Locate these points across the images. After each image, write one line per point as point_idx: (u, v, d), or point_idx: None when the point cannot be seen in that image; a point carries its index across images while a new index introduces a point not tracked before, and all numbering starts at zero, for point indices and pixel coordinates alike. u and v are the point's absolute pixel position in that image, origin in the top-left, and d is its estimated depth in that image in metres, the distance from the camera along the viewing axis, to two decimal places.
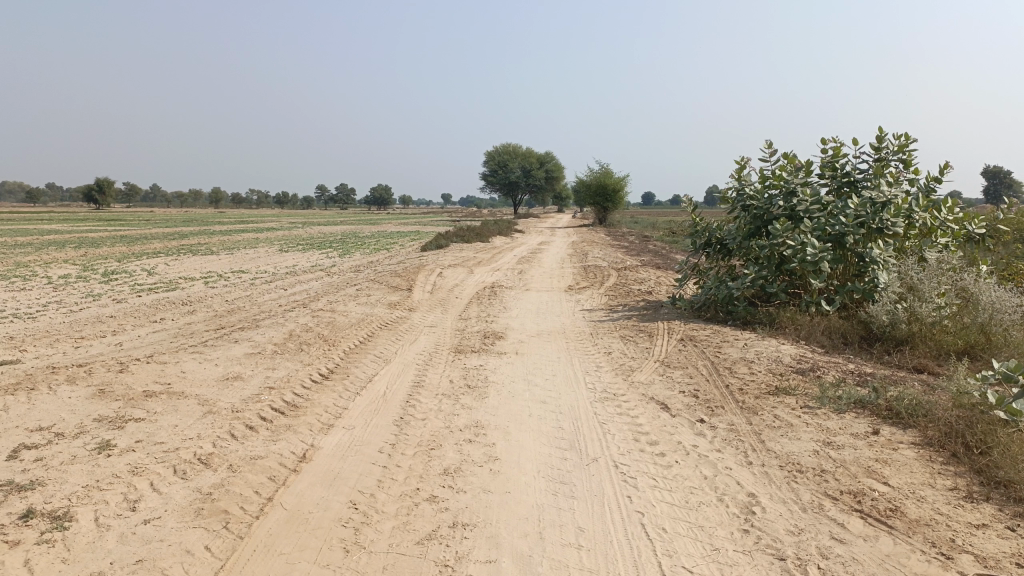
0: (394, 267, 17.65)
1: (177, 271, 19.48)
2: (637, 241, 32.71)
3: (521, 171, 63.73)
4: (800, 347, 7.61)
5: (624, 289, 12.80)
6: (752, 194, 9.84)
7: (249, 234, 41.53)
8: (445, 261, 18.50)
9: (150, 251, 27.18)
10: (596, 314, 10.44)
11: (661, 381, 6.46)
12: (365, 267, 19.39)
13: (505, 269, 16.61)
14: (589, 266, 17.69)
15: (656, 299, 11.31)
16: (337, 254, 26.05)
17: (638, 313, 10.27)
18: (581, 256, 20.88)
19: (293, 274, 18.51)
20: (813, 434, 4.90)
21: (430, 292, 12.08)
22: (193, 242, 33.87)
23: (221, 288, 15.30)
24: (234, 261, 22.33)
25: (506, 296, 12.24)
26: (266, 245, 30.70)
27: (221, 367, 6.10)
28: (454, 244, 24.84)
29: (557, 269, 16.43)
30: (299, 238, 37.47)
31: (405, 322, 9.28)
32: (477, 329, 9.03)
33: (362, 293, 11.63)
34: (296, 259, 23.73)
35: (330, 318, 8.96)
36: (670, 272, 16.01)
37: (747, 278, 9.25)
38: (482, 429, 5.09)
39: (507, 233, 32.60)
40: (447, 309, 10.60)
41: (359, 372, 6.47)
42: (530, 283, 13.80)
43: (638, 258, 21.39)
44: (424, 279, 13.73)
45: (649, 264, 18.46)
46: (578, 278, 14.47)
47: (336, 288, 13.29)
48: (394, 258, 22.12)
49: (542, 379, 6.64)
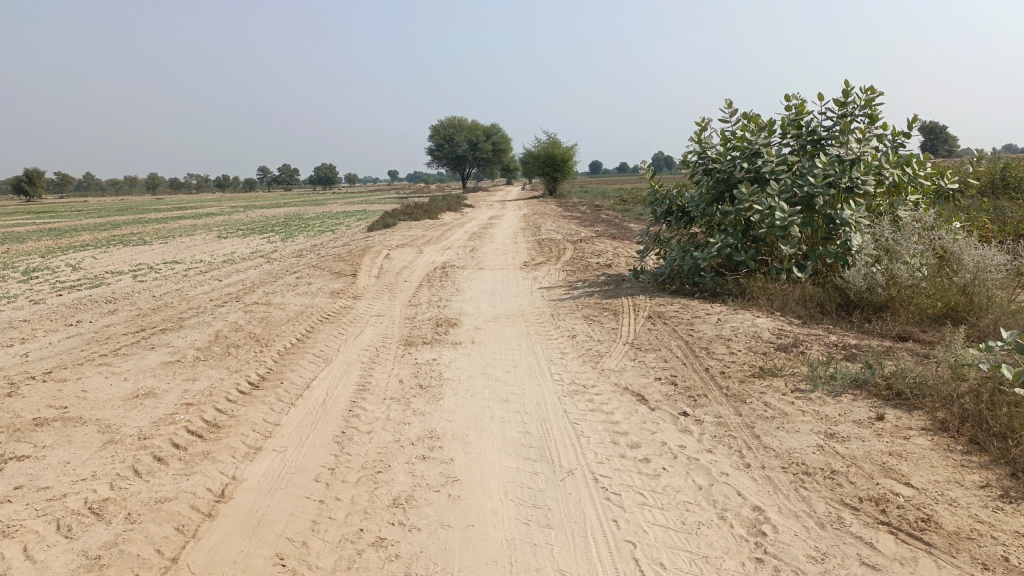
0: (339, 250, 16.70)
1: (105, 264, 18.19)
2: (589, 211, 32.15)
3: (467, 144, 62.58)
4: (777, 319, 7.08)
5: (582, 263, 12.17)
6: (713, 157, 9.26)
7: (187, 220, 39.78)
8: (392, 241, 17.63)
9: (77, 244, 25.58)
10: (555, 292, 9.79)
11: (634, 367, 5.85)
12: (309, 251, 18.39)
13: (455, 247, 15.85)
14: (543, 239, 17.02)
15: (617, 273, 10.71)
16: (280, 238, 24.89)
17: (599, 289, 9.65)
18: (534, 230, 20.17)
19: (231, 262, 17.42)
20: (811, 424, 4.34)
21: (377, 276, 11.27)
22: (125, 231, 32.19)
23: (151, 282, 14.22)
24: (168, 250, 21.05)
25: (459, 276, 11.50)
26: (204, 232, 29.25)
27: (131, 383, 5.28)
28: (402, 223, 23.91)
29: (509, 245, 15.72)
30: (240, 222, 35.95)
31: (349, 312, 8.49)
32: (428, 316, 8.30)
33: (302, 281, 10.77)
34: (235, 245, 22.54)
35: (265, 313, 8.13)
36: (627, 243, 15.45)
37: (713, 246, 8.69)
38: (437, 441, 4.39)
39: (457, 208, 31.70)
40: (395, 295, 9.82)
41: (294, 376, 5.70)
42: (483, 261, 13.07)
43: (592, 228, 20.78)
44: (370, 262, 12.89)
45: (604, 235, 17.88)
46: (533, 253, 13.79)
47: (275, 276, 12.36)
48: (339, 240, 21.11)
49: (502, 372, 5.96)
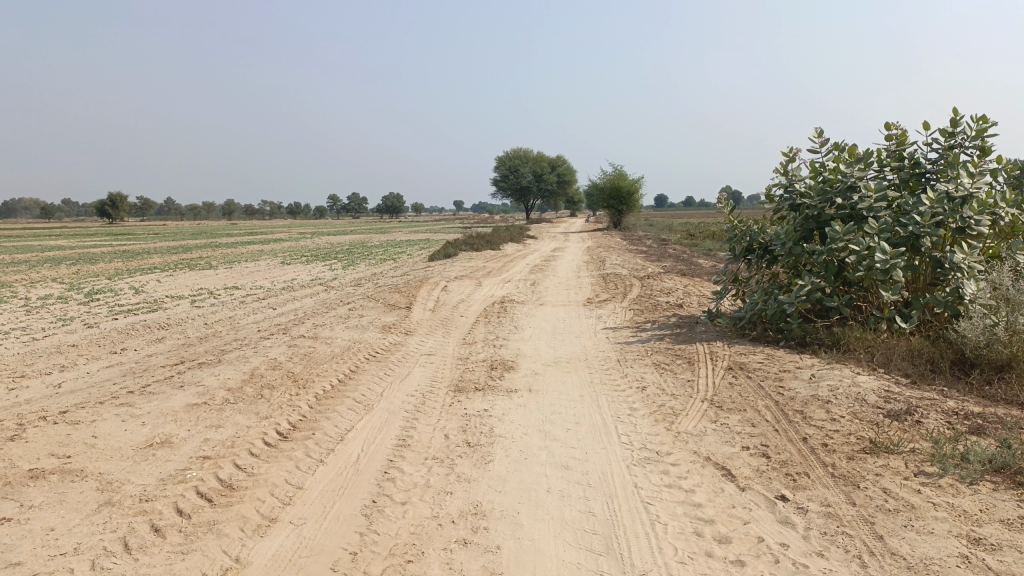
0: (397, 280, 16.27)
1: (167, 288, 18.21)
2: (655, 245, 31.18)
3: (532, 176, 62.40)
4: (880, 377, 6.15)
5: (651, 301, 11.34)
6: (802, 191, 8.41)
7: (255, 246, 40.42)
8: (452, 272, 17.13)
9: (145, 266, 26.00)
10: (621, 334, 9.02)
11: (715, 431, 5.04)
12: (367, 280, 18.05)
13: (516, 280, 15.21)
14: (608, 274, 16.24)
15: (690, 315, 9.87)
16: (342, 265, 24.77)
17: (671, 332, 8.83)
18: (598, 264, 19.39)
19: (289, 289, 17.18)
20: (948, 524, 3.48)
21: (432, 310, 10.69)
22: (194, 255, 32.76)
23: (206, 308, 14.01)
24: (230, 276, 21.07)
25: (518, 312, 10.83)
26: (268, 258, 29.44)
27: (148, 429, 4.77)
28: (463, 253, 23.45)
29: (573, 279, 14.99)
30: (305, 248, 36.25)
31: (399, 350, 7.89)
32: (482, 357, 7.63)
33: (354, 312, 10.27)
34: (296, 272, 22.45)
35: (309, 348, 7.60)
36: (698, 281, 14.55)
37: (801, 289, 7.80)
38: (482, 520, 3.68)
39: (520, 240, 31.19)
40: (450, 331, 9.21)
41: (329, 425, 5.09)
42: (544, 296, 12.37)
43: (659, 264, 19.89)
44: (426, 294, 12.35)
45: (673, 272, 16.99)
46: (598, 289, 13.03)
47: (329, 305, 11.94)
48: (399, 269, 20.76)
49: (562, 430, 5.22)
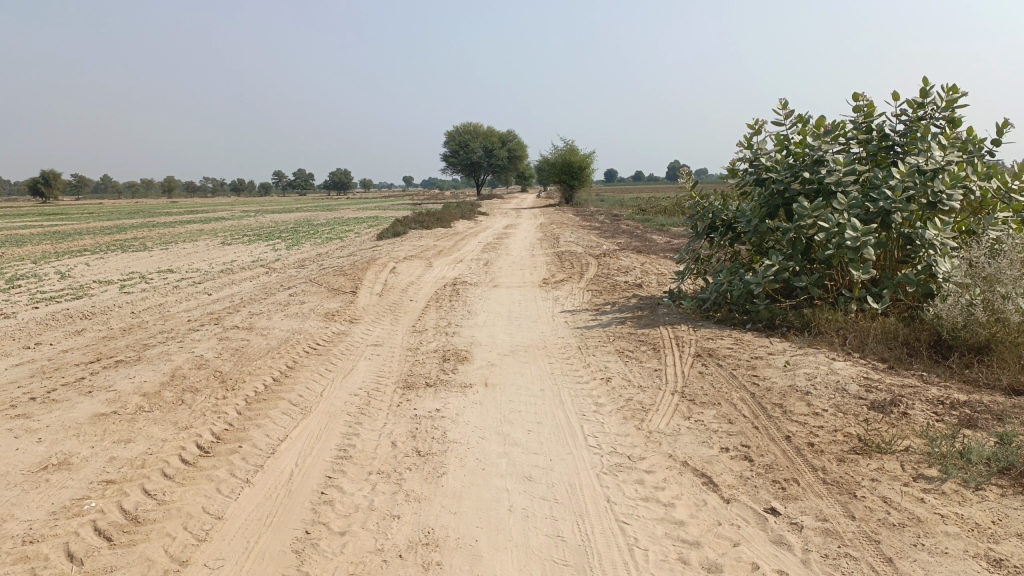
0: (343, 261, 15.52)
1: (96, 272, 17.11)
2: (608, 220, 30.86)
3: (482, 151, 61.50)
4: (857, 363, 5.79)
5: (609, 281, 10.90)
6: (767, 164, 8.03)
7: (196, 225, 38.91)
8: (401, 252, 16.44)
9: (75, 249, 24.61)
10: (580, 318, 8.54)
11: (690, 430, 4.59)
12: (312, 261, 17.24)
13: (468, 260, 14.61)
14: (563, 253, 15.76)
15: (650, 296, 9.46)
16: (285, 245, 23.81)
17: (632, 315, 8.39)
18: (552, 241, 18.90)
19: (228, 273, 16.28)
20: (962, 542, 3.08)
21: (379, 294, 10.05)
22: (129, 236, 31.27)
23: (136, 294, 13.09)
24: (165, 258, 19.99)
25: (471, 296, 10.27)
26: (208, 238, 28.20)
27: (44, 447, 4.10)
28: (413, 232, 22.71)
29: (527, 258, 14.47)
30: (248, 228, 34.95)
31: (342, 341, 7.26)
32: (433, 347, 7.06)
33: (295, 298, 9.58)
34: (237, 253, 21.46)
35: (242, 341, 6.92)
36: (655, 259, 14.18)
37: (769, 268, 7.42)
38: (434, 553, 3.15)
39: (470, 216, 30.52)
40: (398, 318, 8.61)
41: (259, 434, 4.49)
42: (498, 277, 11.82)
43: (614, 240, 19.50)
44: (374, 276, 11.68)
45: (629, 249, 16.60)
46: (554, 269, 12.54)
47: (269, 290, 11.20)
48: (346, 249, 19.95)
49: (523, 432, 4.72)
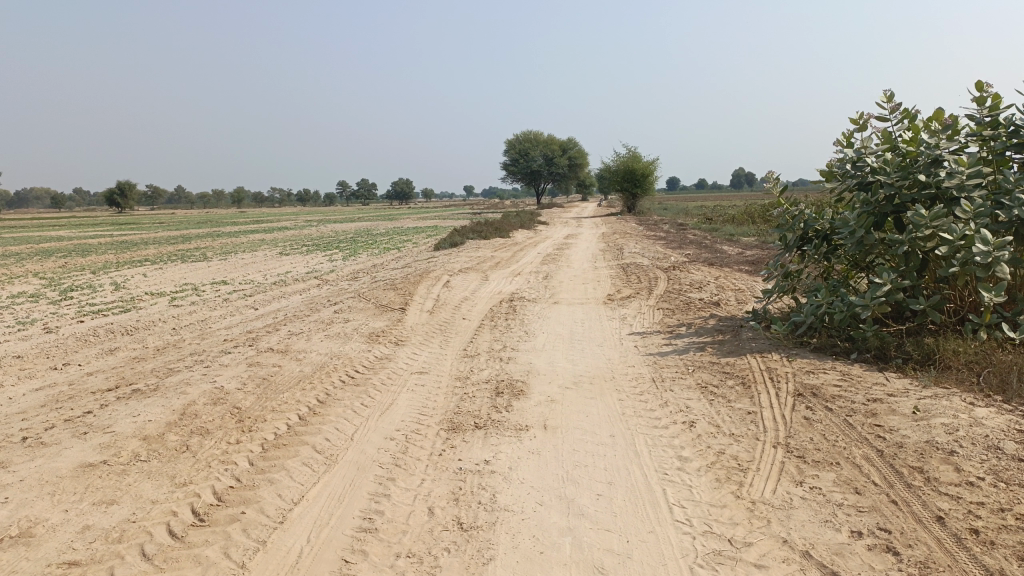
0: (397, 274, 14.84)
1: (150, 284, 16.87)
2: (672, 230, 29.60)
3: (542, 159, 60.71)
4: (1003, 409, 4.70)
5: (682, 298, 9.87)
6: (872, 166, 6.92)
7: (259, 235, 39.14)
8: (457, 263, 15.69)
9: (135, 259, 24.70)
10: (652, 342, 7.57)
11: (805, 504, 3.60)
12: (366, 273, 16.62)
13: (527, 273, 13.76)
14: (628, 265, 14.77)
15: (730, 316, 8.42)
16: (342, 256, 23.36)
17: (711, 340, 7.37)
18: (616, 252, 17.86)
19: (280, 285, 15.80)
20: None
21: (430, 312, 9.25)
22: (190, 246, 31.47)
23: (183, 307, 12.63)
24: (220, 269, 19.73)
25: (530, 314, 9.37)
26: (267, 248, 28.06)
27: (10, 512, 3.41)
28: (470, 242, 21.99)
29: (589, 272, 13.52)
30: (307, 238, 34.85)
31: (384, 368, 6.46)
32: (485, 377, 6.21)
33: (339, 315, 8.87)
34: (292, 264, 21.05)
35: (273, 367, 6.19)
36: (730, 273, 13.06)
37: (877, 287, 6.32)
38: None
39: (530, 226, 29.67)
40: (449, 340, 7.78)
41: (270, 494, 3.71)
42: (559, 293, 10.90)
43: (682, 251, 18.34)
44: (426, 291, 10.92)
45: (699, 261, 15.50)
46: (619, 283, 11.57)
47: (315, 305, 10.55)
48: (401, 260, 19.32)
49: (591, 496, 3.81)
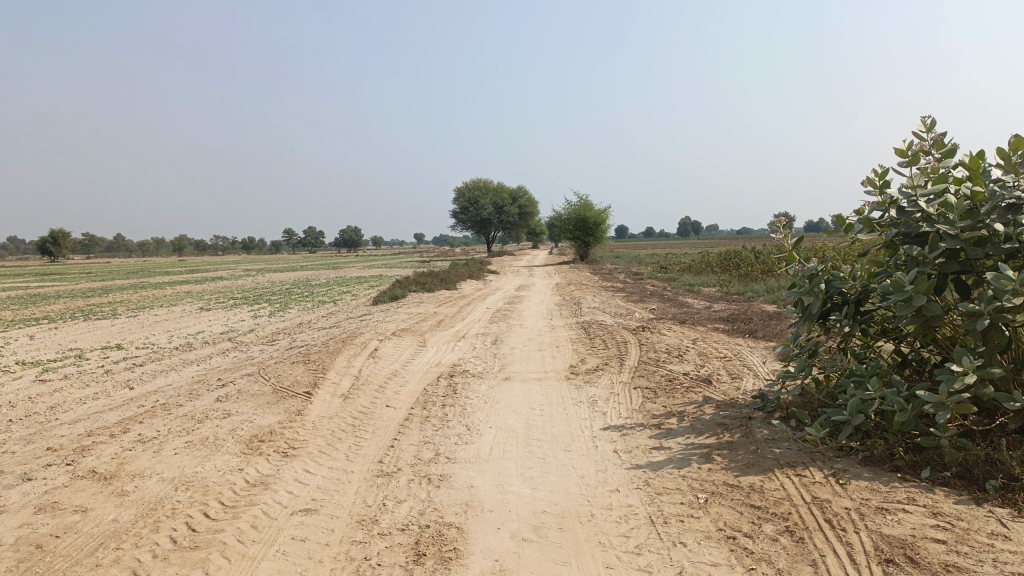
0: (320, 337, 12.65)
1: (27, 350, 14.25)
2: (629, 281, 27.99)
3: (493, 208, 59.28)
4: None
5: (663, 372, 7.98)
6: (926, 211, 5.20)
7: (190, 286, 36.43)
8: (393, 323, 13.59)
9: (29, 316, 21.75)
10: (636, 443, 5.62)
11: None
12: (286, 334, 14.34)
13: (473, 335, 11.75)
14: (588, 323, 12.90)
15: (731, 401, 6.55)
16: (270, 312, 21.05)
17: (716, 440, 5.49)
18: (574, 308, 16.01)
19: (182, 351, 13.39)
20: None
21: (344, 397, 7.15)
22: (103, 300, 28.52)
23: (47, 385, 10.21)
24: (122, 331, 17.16)
25: (474, 397, 7.34)
26: (188, 302, 25.40)
27: None
28: (412, 296, 19.92)
29: (547, 333, 11.58)
30: (240, 290, 32.31)
31: (254, 505, 4.36)
32: (403, 519, 4.17)
33: (218, 406, 6.69)
34: (209, 322, 18.62)
35: (74, 516, 4.05)
36: (708, 336, 11.27)
37: (952, 377, 4.53)
38: None
39: (478, 277, 27.76)
40: (361, 443, 5.72)
41: None
42: (511, 363, 8.91)
43: (646, 306, 16.60)
44: (347, 362, 8.83)
45: (668, 319, 13.70)
46: (582, 350, 9.65)
47: (202, 384, 8.33)
48: (333, 317, 17.11)
49: None
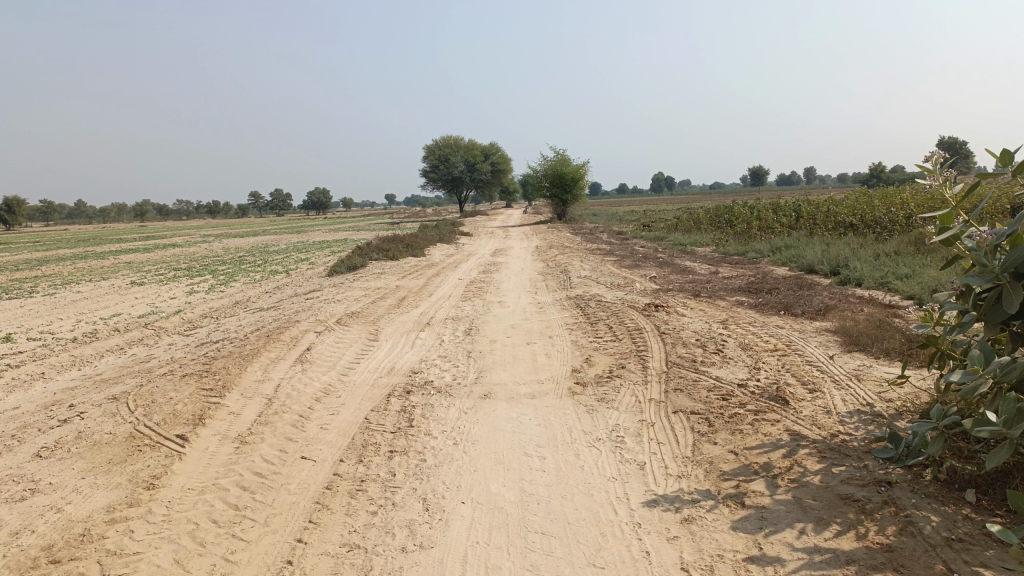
0: (250, 323, 10.08)
1: None
2: (614, 241, 25.59)
3: (464, 165, 56.41)
4: None
5: (709, 383, 5.59)
6: None
7: (138, 256, 33.29)
8: (344, 304, 11.04)
9: None
10: (715, 545, 3.25)
11: None
12: (213, 319, 11.73)
13: (441, 319, 9.27)
14: (583, 299, 10.49)
15: (841, 448, 4.21)
16: (209, 286, 18.28)
17: (857, 541, 3.15)
18: (561, 277, 13.60)
19: (79, 345, 10.73)
20: None
21: (237, 444, 4.68)
22: (28, 273, 25.43)
23: None
24: (23, 314, 14.39)
25: (440, 434, 4.91)
26: (121, 275, 22.52)
27: None
28: (373, 265, 17.36)
29: (534, 316, 9.15)
30: (190, 258, 29.30)
31: None
32: None
33: (22, 475, 4.17)
34: (133, 301, 15.89)
35: None
36: (738, 317, 8.92)
37: None
38: None
39: (450, 240, 25.12)
40: (237, 556, 3.28)
41: None
42: (490, 367, 6.49)
43: (643, 274, 14.25)
44: (262, 372, 6.33)
45: (678, 292, 11.36)
46: (585, 346, 7.23)
47: (44, 412, 5.76)
48: (276, 294, 14.48)
49: None
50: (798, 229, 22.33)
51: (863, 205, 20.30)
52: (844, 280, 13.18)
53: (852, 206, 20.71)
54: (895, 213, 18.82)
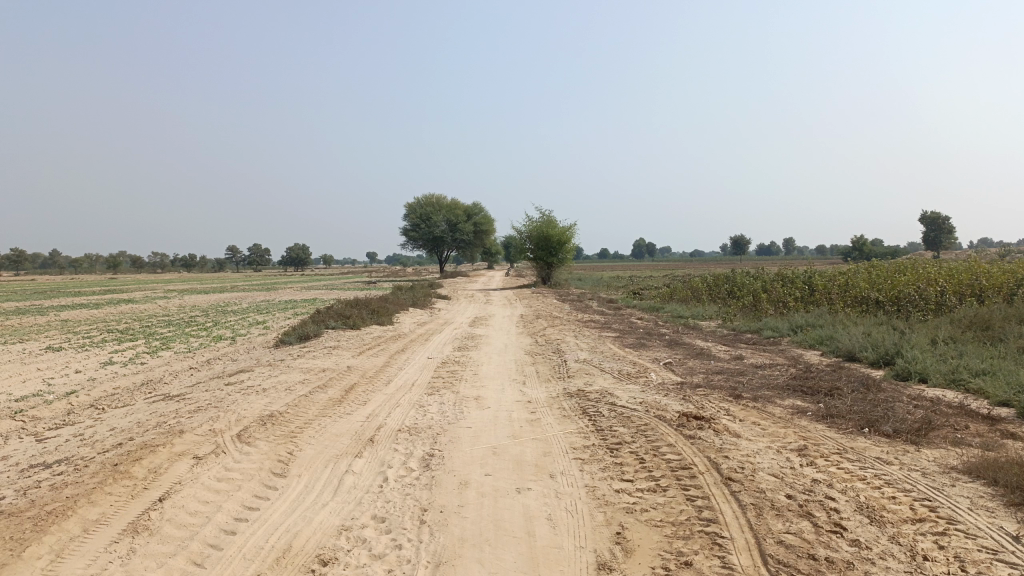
0: (127, 425, 7.24)
1: None
2: (606, 311, 23.04)
3: (445, 225, 54.24)
4: None
5: None
6: None
7: (78, 313, 30.07)
8: (266, 395, 8.25)
9: None
10: None
11: None
12: (95, 410, 8.86)
13: (392, 429, 6.52)
14: (589, 400, 7.79)
15: None
16: (133, 355, 15.33)
17: None
18: (555, 361, 10.93)
19: None
20: None
21: None
22: None
23: None
24: None
25: None
26: (39, 337, 19.45)
27: None
28: (328, 335, 14.59)
29: (524, 429, 6.42)
30: (135, 317, 26.15)
31: None
32: None
33: None
34: (26, 375, 12.92)
35: None
36: (814, 439, 6.27)
37: None
38: None
39: (424, 305, 22.45)
40: None
41: None
42: (456, 556, 3.75)
43: (653, 358, 11.61)
44: (45, 565, 3.55)
45: (708, 389, 8.71)
46: (610, 503, 4.50)
47: None
48: (199, 372, 11.63)
49: None
50: (812, 304, 19.91)
51: (890, 278, 17.94)
52: (904, 373, 10.62)
53: (876, 279, 18.35)
54: (929, 289, 16.47)
